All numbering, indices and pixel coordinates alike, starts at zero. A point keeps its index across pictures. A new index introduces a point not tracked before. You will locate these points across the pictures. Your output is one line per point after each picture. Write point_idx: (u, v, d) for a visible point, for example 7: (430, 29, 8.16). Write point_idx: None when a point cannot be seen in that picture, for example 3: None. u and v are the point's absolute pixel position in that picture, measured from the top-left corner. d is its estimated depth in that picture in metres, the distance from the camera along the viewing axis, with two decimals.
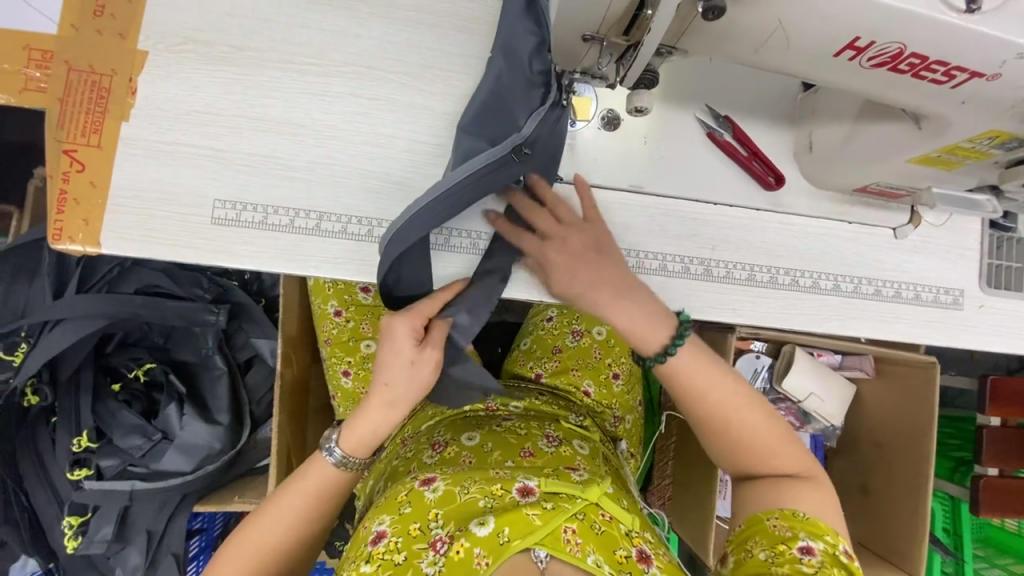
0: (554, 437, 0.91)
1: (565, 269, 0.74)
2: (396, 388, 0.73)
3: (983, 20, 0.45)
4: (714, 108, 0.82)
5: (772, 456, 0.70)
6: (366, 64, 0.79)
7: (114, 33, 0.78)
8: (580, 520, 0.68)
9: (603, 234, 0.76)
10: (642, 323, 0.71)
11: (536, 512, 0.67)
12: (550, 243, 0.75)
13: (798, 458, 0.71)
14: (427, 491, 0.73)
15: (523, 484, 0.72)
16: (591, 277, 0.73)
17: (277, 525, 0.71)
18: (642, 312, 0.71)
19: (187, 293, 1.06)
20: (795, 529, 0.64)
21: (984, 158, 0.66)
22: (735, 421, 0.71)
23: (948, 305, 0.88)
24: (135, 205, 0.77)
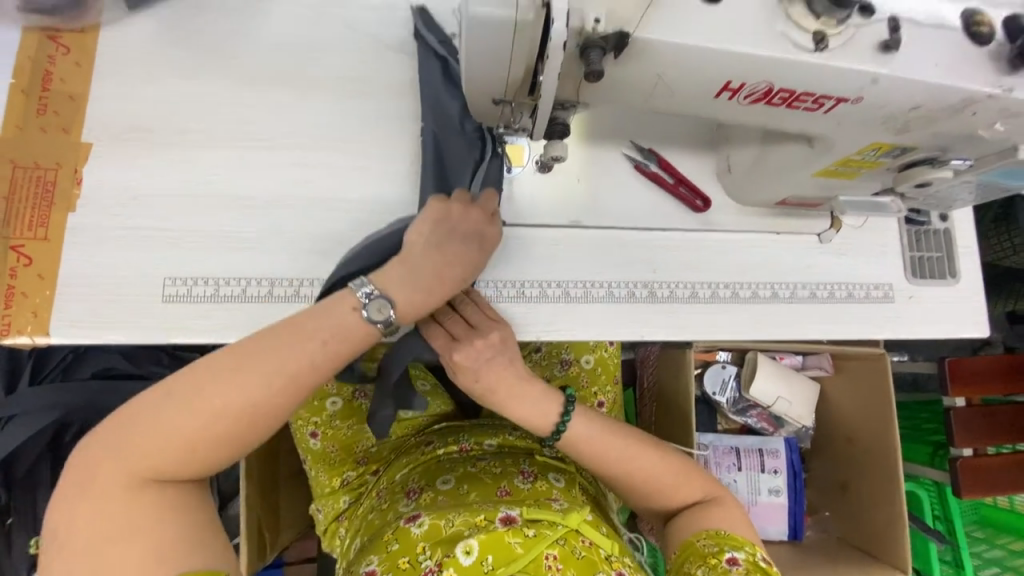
0: (529, 472, 0.93)
1: (470, 367, 0.80)
2: (441, 268, 0.73)
3: (831, 56, 0.51)
4: (639, 143, 0.89)
5: (676, 491, 0.84)
6: (306, 135, 0.84)
7: (59, 129, 0.81)
8: (561, 545, 0.70)
9: (508, 333, 0.81)
10: (535, 410, 0.82)
11: (518, 539, 0.69)
12: (457, 344, 0.79)
13: (699, 488, 0.85)
14: (414, 526, 0.74)
15: (505, 514, 0.74)
16: (492, 376, 0.80)
17: (158, 453, 0.59)
18: (532, 400, 0.82)
19: (147, 372, 1.03)
20: (720, 544, 0.76)
21: (876, 166, 0.71)
22: (635, 471, 0.83)
23: (881, 299, 0.93)
24: (85, 293, 0.77)
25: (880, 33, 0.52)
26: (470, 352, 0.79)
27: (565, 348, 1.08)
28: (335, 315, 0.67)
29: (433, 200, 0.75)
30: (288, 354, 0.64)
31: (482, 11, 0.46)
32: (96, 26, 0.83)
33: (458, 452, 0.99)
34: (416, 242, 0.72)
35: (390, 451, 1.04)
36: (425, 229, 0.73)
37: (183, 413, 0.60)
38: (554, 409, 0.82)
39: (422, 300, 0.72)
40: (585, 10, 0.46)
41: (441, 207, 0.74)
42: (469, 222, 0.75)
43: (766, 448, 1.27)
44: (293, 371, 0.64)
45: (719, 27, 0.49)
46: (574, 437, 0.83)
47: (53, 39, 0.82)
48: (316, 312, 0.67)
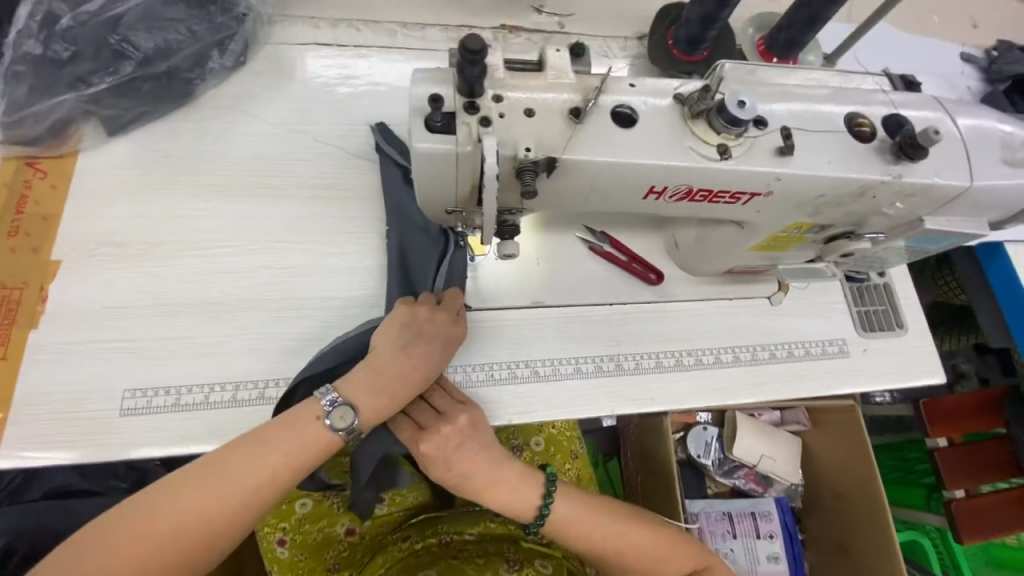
0: (515, 561, 0.94)
1: (441, 456, 0.76)
2: (400, 372, 0.74)
3: (738, 162, 0.58)
4: (592, 226, 0.95)
5: (669, 563, 0.82)
6: (275, 238, 0.88)
7: (28, 249, 0.83)
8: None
9: (480, 416, 0.79)
10: (514, 496, 0.78)
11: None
12: (425, 434, 0.77)
13: (689, 554, 0.83)
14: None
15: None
16: (466, 462, 0.77)
17: (115, 570, 0.60)
18: (511, 484, 0.78)
19: (101, 487, 1.00)
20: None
21: (804, 240, 0.78)
22: (625, 551, 0.80)
23: (836, 353, 0.98)
24: (40, 413, 0.75)
25: (776, 140, 0.60)
26: (437, 439, 0.76)
27: (514, 432, 1.09)
28: (300, 427, 0.69)
29: (400, 303, 0.77)
30: (254, 466, 0.66)
31: (426, 146, 0.52)
32: (75, 152, 0.88)
33: (439, 543, 0.97)
34: (383, 346, 0.75)
35: (365, 551, 0.99)
36: (392, 332, 0.75)
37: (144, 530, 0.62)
38: (535, 493, 0.79)
39: (385, 404, 0.73)
40: (516, 142, 0.53)
41: (406, 310, 0.76)
42: (437, 325, 0.77)
43: (758, 511, 1.24)
44: (258, 483, 0.66)
45: (636, 147, 0.55)
46: (559, 515, 0.80)
47: (31, 165, 0.87)
48: (286, 422, 0.69)
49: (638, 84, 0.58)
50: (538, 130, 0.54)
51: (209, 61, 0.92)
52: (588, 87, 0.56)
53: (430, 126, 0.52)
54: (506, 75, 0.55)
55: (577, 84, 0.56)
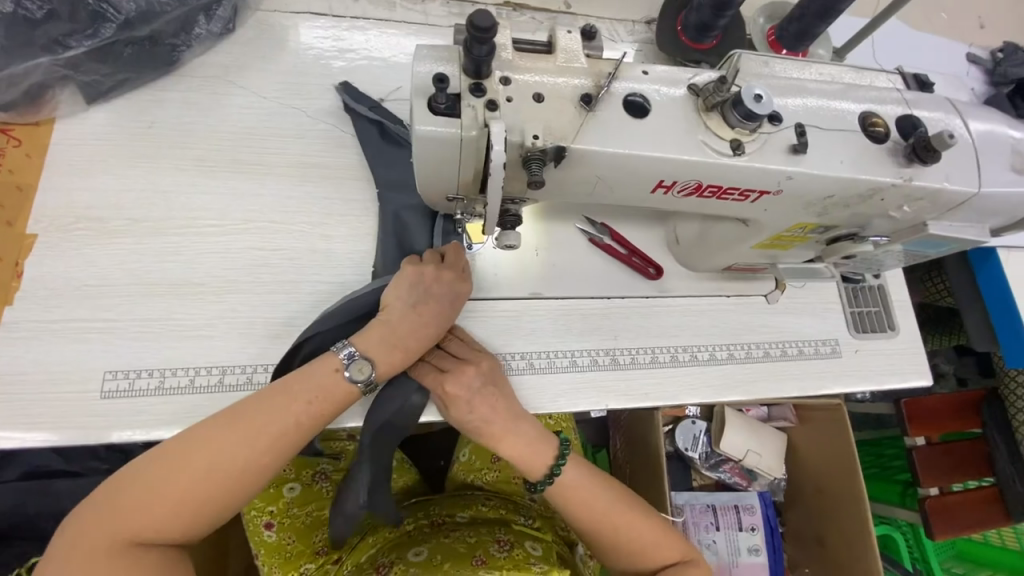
0: (506, 541, 0.90)
1: (463, 403, 0.75)
2: (415, 328, 0.73)
3: (750, 159, 0.56)
4: (592, 217, 0.94)
5: (660, 549, 0.79)
6: (265, 218, 0.84)
7: (0, 221, 0.78)
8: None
9: (495, 366, 0.78)
10: (529, 450, 0.77)
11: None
12: (447, 380, 0.75)
13: (679, 545, 0.81)
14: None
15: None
16: (485, 411, 0.75)
17: (140, 511, 0.60)
18: (527, 438, 0.77)
19: (81, 467, 0.96)
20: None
21: (806, 240, 0.77)
22: (621, 526, 0.78)
23: (829, 354, 0.98)
24: (14, 393, 0.72)
25: (789, 138, 0.58)
26: (460, 384, 0.75)
27: None
28: (319, 376, 0.69)
29: (406, 263, 0.75)
30: (273, 421, 0.65)
31: (429, 129, 0.49)
32: (50, 120, 0.83)
33: (430, 524, 0.96)
34: (393, 304, 0.73)
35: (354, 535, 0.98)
36: (401, 290, 0.74)
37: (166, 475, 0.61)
38: (549, 451, 0.78)
39: (401, 359, 0.73)
40: (524, 129, 0.50)
41: (413, 269, 0.74)
42: (443, 282, 0.75)
43: (742, 504, 1.26)
44: (276, 439, 0.65)
45: (647, 138, 0.53)
46: (566, 480, 0.78)
47: (2, 131, 0.82)
48: (305, 377, 0.68)
49: (650, 72, 0.56)
50: (547, 116, 0.51)
51: (196, 27, 0.87)
52: (599, 73, 0.54)
53: (434, 108, 0.49)
54: (515, 56, 0.53)
55: (588, 69, 0.54)
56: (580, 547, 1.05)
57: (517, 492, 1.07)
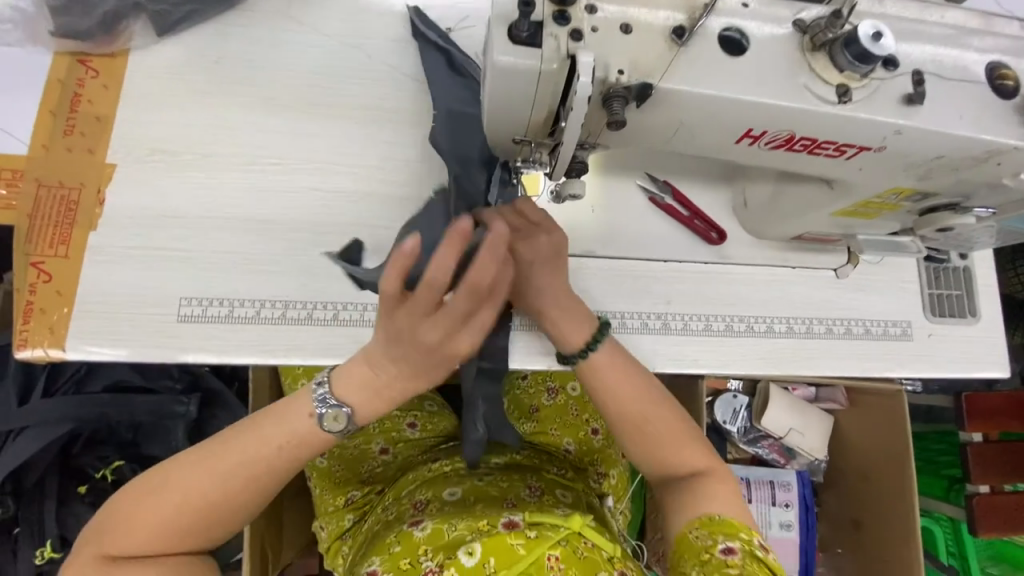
0: (537, 487, 0.94)
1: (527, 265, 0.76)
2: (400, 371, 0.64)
3: (854, 109, 0.51)
4: (654, 174, 0.89)
5: (682, 454, 0.79)
6: (325, 159, 0.85)
7: (84, 149, 0.82)
8: (563, 546, 0.73)
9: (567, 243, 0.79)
10: (570, 326, 0.78)
11: (520, 541, 0.72)
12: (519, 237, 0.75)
13: (703, 458, 0.79)
14: (417, 530, 0.80)
15: (508, 520, 0.78)
16: (540, 277, 0.76)
17: (152, 512, 0.63)
18: (568, 311, 0.78)
19: (156, 386, 1.05)
20: (714, 535, 0.71)
21: (897, 209, 0.70)
22: (651, 421, 0.79)
23: (898, 336, 0.92)
24: (102, 312, 0.78)
25: (904, 87, 0.52)
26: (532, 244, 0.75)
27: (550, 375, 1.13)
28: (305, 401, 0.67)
29: (383, 295, 0.54)
30: (257, 442, 0.65)
31: (507, 61, 0.47)
32: (125, 51, 0.85)
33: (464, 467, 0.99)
34: (381, 345, 0.62)
35: (396, 469, 1.05)
36: (385, 331, 0.60)
37: (164, 496, 0.63)
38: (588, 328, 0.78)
39: (377, 405, 0.66)
40: (609, 64, 0.47)
41: (394, 301, 0.55)
42: (432, 333, 0.58)
43: (778, 481, 1.25)
44: (268, 457, 0.65)
45: (740, 80, 0.49)
46: (600, 365, 0.79)
47: (82, 62, 0.84)
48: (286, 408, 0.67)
49: (751, 5, 0.50)
50: (634, 51, 0.48)
51: None
52: (694, 3, 0.49)
53: (514, 37, 0.47)
54: None
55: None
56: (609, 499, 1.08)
57: (552, 445, 1.08)
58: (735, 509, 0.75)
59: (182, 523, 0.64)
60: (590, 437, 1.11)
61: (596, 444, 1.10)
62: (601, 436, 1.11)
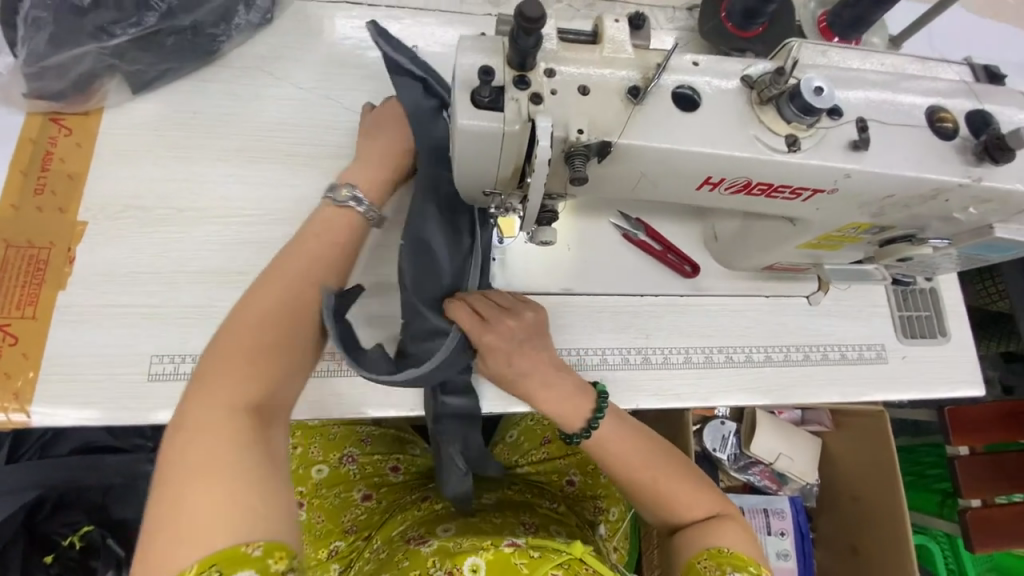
0: (530, 524, 0.89)
1: (505, 357, 0.74)
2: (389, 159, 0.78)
3: (804, 156, 0.54)
4: (626, 212, 0.91)
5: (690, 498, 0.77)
6: (301, 209, 0.85)
7: (55, 208, 0.82)
8: (565, 569, 0.70)
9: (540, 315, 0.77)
10: (568, 404, 0.75)
11: (523, 560, 0.70)
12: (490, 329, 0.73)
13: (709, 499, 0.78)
14: (423, 547, 0.78)
15: (510, 540, 0.75)
16: (524, 363, 0.74)
17: (224, 385, 0.58)
18: (564, 391, 0.75)
19: (127, 443, 1.02)
20: (722, 565, 0.70)
21: (857, 241, 0.73)
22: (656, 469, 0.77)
23: (873, 359, 0.94)
24: (69, 374, 0.76)
25: (850, 133, 0.56)
26: (501, 334, 0.73)
27: None
28: (319, 224, 0.71)
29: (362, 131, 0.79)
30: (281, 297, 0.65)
31: (471, 122, 0.49)
32: (100, 111, 0.86)
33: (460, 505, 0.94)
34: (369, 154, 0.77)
35: (381, 513, 0.99)
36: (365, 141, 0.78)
37: (217, 400, 0.57)
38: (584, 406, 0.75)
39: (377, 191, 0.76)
40: (568, 124, 0.50)
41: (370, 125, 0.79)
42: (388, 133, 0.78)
43: (771, 508, 1.23)
44: (311, 282, 0.67)
45: (695, 133, 0.52)
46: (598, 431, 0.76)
47: (56, 122, 0.85)
48: (283, 271, 0.66)
49: (700, 62, 0.53)
50: (592, 111, 0.50)
51: (236, 17, 0.88)
52: (647, 64, 0.52)
53: (477, 101, 0.49)
54: (560, 47, 0.51)
55: (637, 60, 0.52)
56: (600, 527, 1.05)
57: (555, 477, 1.07)
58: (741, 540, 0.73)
59: (255, 384, 0.59)
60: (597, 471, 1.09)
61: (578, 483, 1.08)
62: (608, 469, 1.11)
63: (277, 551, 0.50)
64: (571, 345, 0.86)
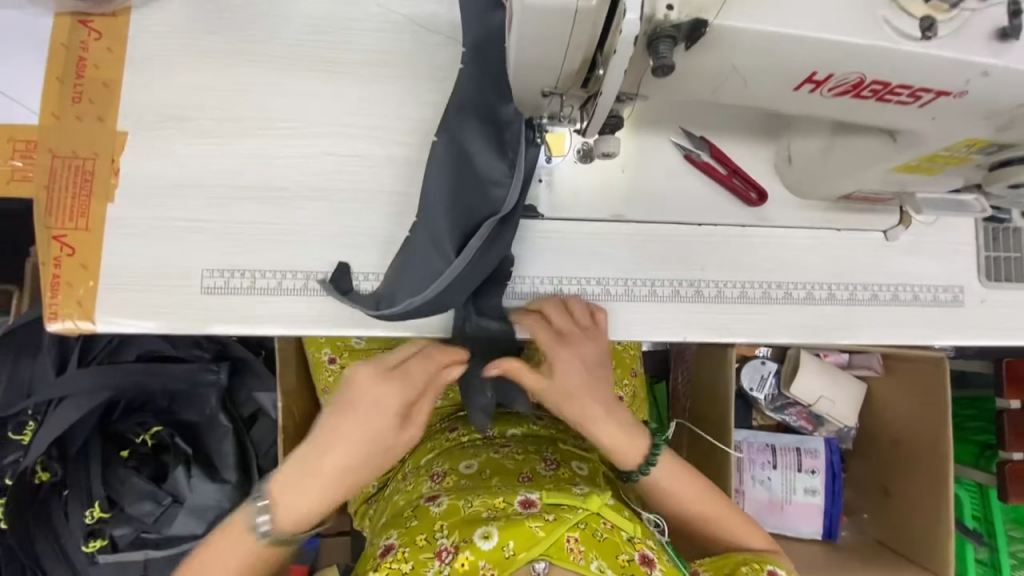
0: (552, 460, 0.90)
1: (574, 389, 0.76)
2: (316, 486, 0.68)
3: (938, 45, 0.47)
4: (689, 130, 0.83)
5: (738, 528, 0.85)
6: (339, 121, 0.80)
7: (94, 117, 0.80)
8: (581, 529, 0.74)
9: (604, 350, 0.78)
10: (622, 437, 0.80)
11: (539, 524, 0.73)
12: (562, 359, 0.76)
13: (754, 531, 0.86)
14: (433, 506, 0.81)
15: (524, 497, 0.78)
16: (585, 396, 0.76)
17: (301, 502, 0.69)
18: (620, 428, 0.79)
19: (185, 354, 1.07)
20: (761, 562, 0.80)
21: (965, 163, 0.65)
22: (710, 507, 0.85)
23: (948, 302, 0.86)
24: (127, 284, 0.78)
25: (998, 19, 0.47)
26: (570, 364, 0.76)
27: None
28: (348, 406, 0.69)
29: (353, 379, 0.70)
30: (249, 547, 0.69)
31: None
32: (128, 12, 0.81)
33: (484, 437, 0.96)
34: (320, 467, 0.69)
35: (416, 436, 1.03)
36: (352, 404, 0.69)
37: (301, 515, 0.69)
38: (642, 443, 0.81)
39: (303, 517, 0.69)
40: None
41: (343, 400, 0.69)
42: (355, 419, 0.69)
43: (804, 447, 1.22)
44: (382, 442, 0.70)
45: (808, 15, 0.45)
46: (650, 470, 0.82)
47: (85, 24, 0.80)
48: (328, 433, 0.69)
49: None
50: None
51: None
52: None
53: None
54: None
55: None
56: None
57: None
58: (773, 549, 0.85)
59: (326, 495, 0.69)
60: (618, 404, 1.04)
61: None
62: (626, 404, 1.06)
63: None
64: (619, 274, 0.82)
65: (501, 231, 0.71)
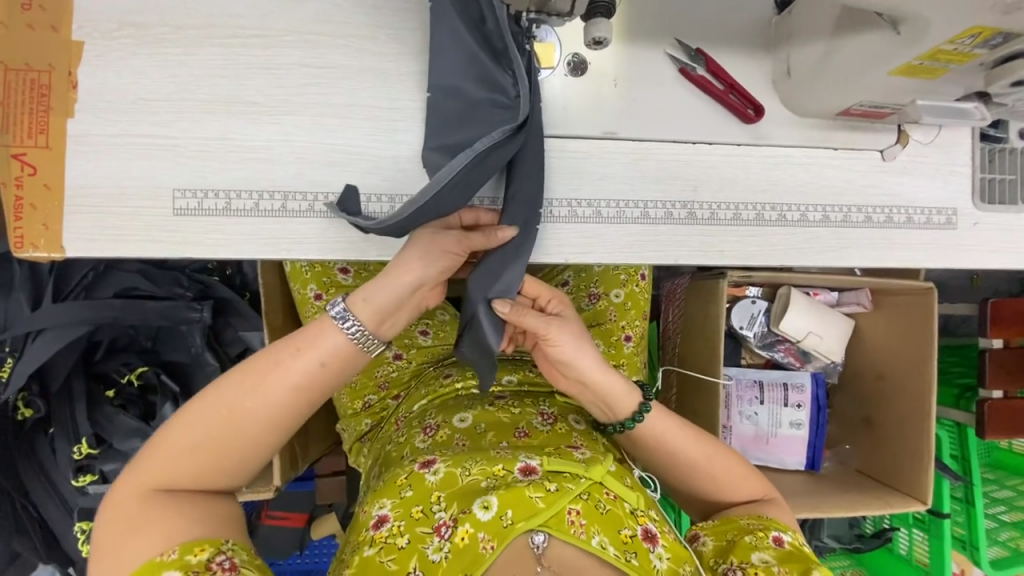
0: (549, 414, 0.89)
1: (571, 349, 0.77)
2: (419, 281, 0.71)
3: None
4: (686, 42, 0.79)
5: (744, 486, 0.84)
6: (312, 30, 0.76)
7: (46, 26, 0.74)
8: (584, 500, 0.71)
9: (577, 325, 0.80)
10: (622, 396, 0.80)
11: (540, 495, 0.69)
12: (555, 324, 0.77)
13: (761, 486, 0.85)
14: (428, 473, 0.74)
15: (524, 464, 0.74)
16: (585, 359, 0.78)
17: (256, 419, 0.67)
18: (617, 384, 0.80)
19: (166, 292, 1.04)
20: (766, 523, 0.77)
21: (968, 60, 0.64)
22: (716, 468, 0.83)
23: (941, 225, 0.85)
24: (93, 205, 0.74)
25: None
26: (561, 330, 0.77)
27: (595, 280, 1.06)
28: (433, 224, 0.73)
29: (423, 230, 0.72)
30: (274, 396, 0.67)
31: None
32: None
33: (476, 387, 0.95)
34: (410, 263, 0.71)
35: (411, 374, 1.02)
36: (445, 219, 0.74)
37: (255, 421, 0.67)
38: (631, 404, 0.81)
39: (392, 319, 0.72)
40: None
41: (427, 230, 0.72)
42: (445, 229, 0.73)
43: (791, 382, 1.23)
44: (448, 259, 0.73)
45: None
46: (650, 428, 0.82)
47: None
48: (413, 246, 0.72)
49: None
50: None
51: None
52: None
53: None
54: None
55: None
56: None
57: None
58: (784, 517, 0.82)
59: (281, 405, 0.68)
60: (621, 343, 1.04)
61: (627, 350, 1.04)
62: (632, 343, 1.05)
63: (195, 548, 0.61)
64: (611, 195, 0.79)
65: (511, 140, 0.70)
